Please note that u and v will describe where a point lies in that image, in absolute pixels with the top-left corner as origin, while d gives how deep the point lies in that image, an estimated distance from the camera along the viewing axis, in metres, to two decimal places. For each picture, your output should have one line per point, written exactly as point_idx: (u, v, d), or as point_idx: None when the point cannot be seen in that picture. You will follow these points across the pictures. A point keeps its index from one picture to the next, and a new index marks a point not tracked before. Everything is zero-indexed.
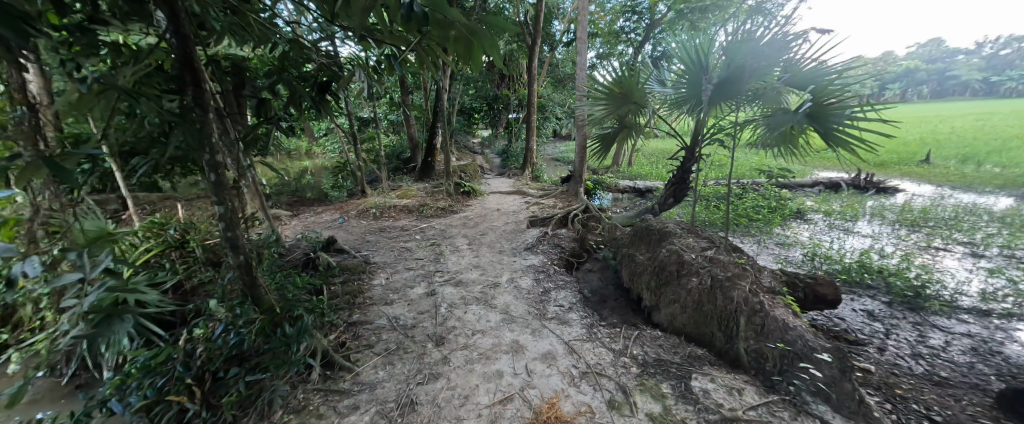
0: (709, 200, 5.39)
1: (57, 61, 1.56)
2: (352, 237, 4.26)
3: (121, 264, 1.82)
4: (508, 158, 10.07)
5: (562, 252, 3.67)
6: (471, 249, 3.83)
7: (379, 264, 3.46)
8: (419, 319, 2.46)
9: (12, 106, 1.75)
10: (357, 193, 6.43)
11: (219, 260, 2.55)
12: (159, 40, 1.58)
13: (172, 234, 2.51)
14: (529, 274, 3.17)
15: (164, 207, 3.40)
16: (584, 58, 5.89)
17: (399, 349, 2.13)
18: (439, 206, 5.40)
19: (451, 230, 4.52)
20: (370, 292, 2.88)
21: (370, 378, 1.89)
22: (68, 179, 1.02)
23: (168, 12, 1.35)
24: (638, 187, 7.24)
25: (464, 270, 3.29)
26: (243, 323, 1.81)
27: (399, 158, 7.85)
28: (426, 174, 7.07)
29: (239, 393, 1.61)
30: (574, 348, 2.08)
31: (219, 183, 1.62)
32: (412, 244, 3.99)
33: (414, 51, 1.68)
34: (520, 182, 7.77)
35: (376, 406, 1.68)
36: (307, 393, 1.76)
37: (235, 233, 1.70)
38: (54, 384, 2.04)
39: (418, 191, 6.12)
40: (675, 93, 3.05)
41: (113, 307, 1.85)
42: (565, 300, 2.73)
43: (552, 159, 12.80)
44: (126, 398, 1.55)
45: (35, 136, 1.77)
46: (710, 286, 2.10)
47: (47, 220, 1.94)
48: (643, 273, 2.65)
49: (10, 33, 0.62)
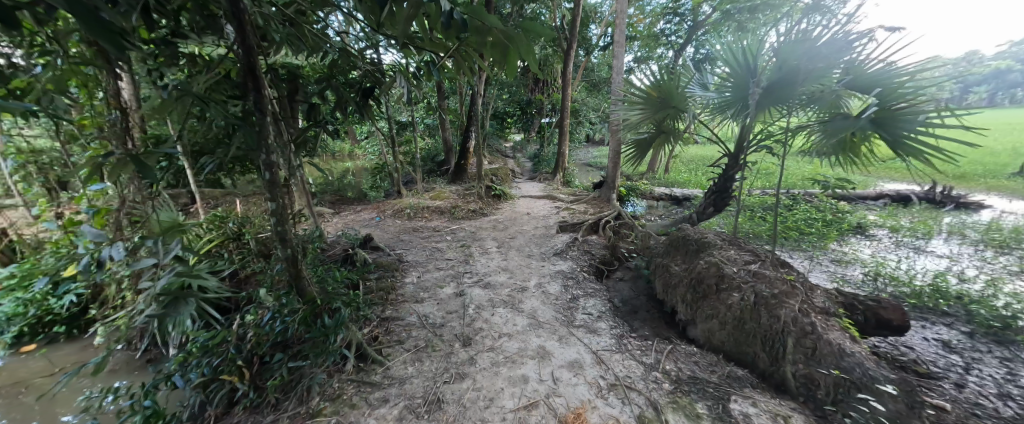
0: (754, 211, 5.05)
1: (146, 71, 1.77)
2: (387, 235, 4.45)
3: (187, 253, 2.00)
4: (540, 163, 10.04)
5: (592, 259, 3.58)
6: (500, 252, 3.86)
7: (411, 263, 3.56)
8: (448, 319, 2.51)
9: (109, 110, 2.00)
10: (393, 194, 6.68)
11: (270, 252, 2.75)
12: (227, 51, 1.75)
13: (231, 226, 2.73)
14: (557, 280, 3.13)
15: (224, 201, 3.74)
16: (621, 62, 5.76)
17: (428, 347, 2.18)
18: (470, 209, 5.50)
19: (481, 232, 4.57)
20: (402, 289, 2.98)
21: (400, 373, 1.95)
22: (148, 174, 1.15)
23: (237, 25, 1.50)
24: (674, 195, 6.92)
25: (492, 272, 3.32)
26: (289, 311, 1.93)
27: (434, 161, 8.10)
28: (459, 177, 7.25)
29: (282, 378, 1.74)
30: (602, 359, 2.03)
31: (272, 181, 1.76)
32: (443, 245, 4.09)
33: (452, 57, 1.71)
34: (551, 187, 7.71)
35: (404, 401, 1.73)
36: (342, 382, 1.84)
37: (285, 229, 1.83)
38: (129, 357, 2.30)
39: (451, 193, 6.26)
40: (719, 98, 2.90)
41: (180, 290, 2.06)
42: (594, 308, 2.67)
43: (584, 164, 12.59)
44: (187, 374, 1.72)
45: (125, 137, 2.01)
46: (753, 302, 1.96)
47: (131, 210, 2.20)
48: (679, 285, 2.52)
49: (115, 47, 0.71)
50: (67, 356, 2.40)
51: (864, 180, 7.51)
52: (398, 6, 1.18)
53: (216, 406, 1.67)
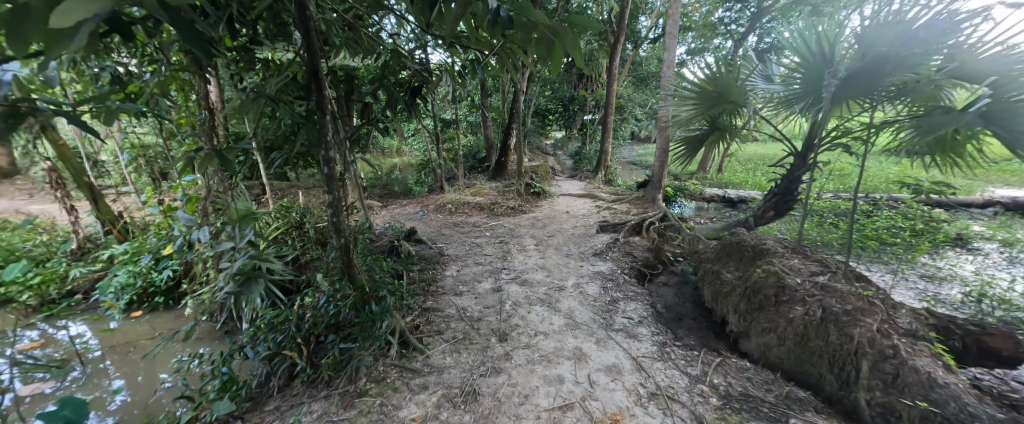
0: (824, 216, 4.55)
1: (229, 74, 1.99)
2: (430, 229, 4.63)
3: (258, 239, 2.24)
4: (580, 161, 9.84)
5: (633, 261, 3.44)
6: (538, 250, 3.85)
7: (451, 257, 3.67)
8: (485, 313, 2.55)
9: (199, 110, 2.28)
10: (436, 189, 6.92)
11: (326, 240, 2.98)
12: (293, 55, 1.92)
13: (294, 215, 3.01)
14: (596, 281, 3.06)
15: (289, 193, 4.12)
16: (673, 54, 5.44)
17: (465, 339, 2.24)
18: (509, 206, 5.53)
19: (520, 229, 4.59)
20: (442, 281, 3.09)
21: (439, 362, 2.02)
22: (230, 168, 1.30)
23: (304, 31, 1.63)
24: (728, 197, 6.43)
25: (530, 270, 3.32)
26: (341, 296, 2.09)
27: (475, 158, 8.25)
28: (500, 174, 7.34)
29: (334, 358, 1.90)
30: (642, 366, 1.95)
31: (330, 176, 1.90)
32: (482, 241, 4.17)
33: (497, 55, 1.71)
34: (592, 185, 7.53)
35: (442, 390, 1.80)
36: (386, 366, 1.96)
37: (340, 220, 1.98)
38: (211, 328, 2.62)
39: (491, 190, 6.35)
40: (785, 91, 2.60)
41: (252, 271, 2.31)
42: (635, 313, 2.56)
43: (628, 163, 12.10)
44: (256, 347, 1.93)
45: (212, 134, 2.29)
46: (820, 318, 1.76)
47: (216, 199, 2.50)
48: (730, 294, 2.33)
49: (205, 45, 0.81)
50: (164, 322, 2.80)
51: (967, 184, 6.44)
52: (447, 6, 1.20)
53: (279, 377, 1.86)
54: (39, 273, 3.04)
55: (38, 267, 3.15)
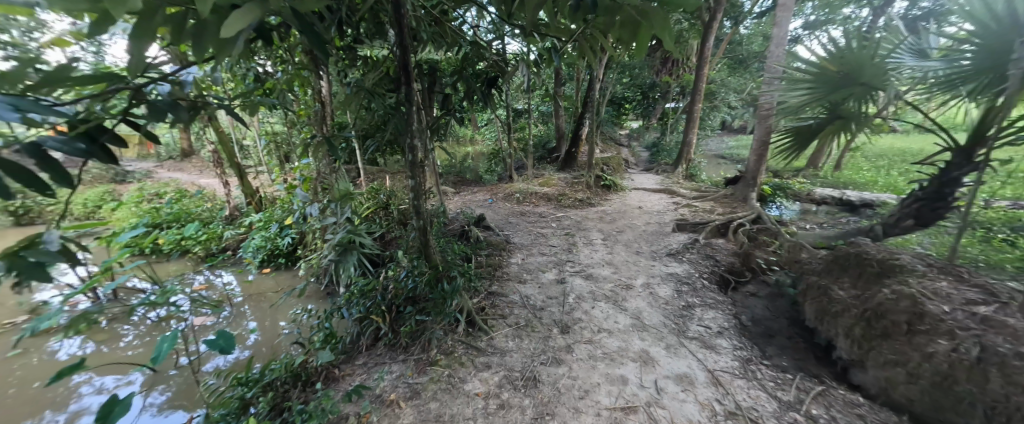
0: (992, 231, 3.52)
1: (337, 69, 2.27)
2: (498, 217, 4.77)
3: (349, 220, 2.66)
4: (658, 153, 9.13)
5: (715, 265, 3.11)
6: (606, 245, 3.71)
7: (517, 245, 3.75)
8: (547, 303, 2.57)
9: (315, 103, 2.67)
10: (505, 178, 7.09)
11: (407, 221, 3.28)
12: (386, 49, 2.09)
13: (382, 197, 3.37)
14: (669, 283, 2.85)
15: (378, 176, 4.62)
16: (784, 30, 4.67)
17: (528, 326, 2.29)
18: (577, 198, 5.41)
19: (587, 222, 4.46)
20: (507, 268, 3.18)
21: (502, 344, 2.11)
22: (335, 153, 1.50)
23: (398, 29, 1.78)
24: (845, 199, 5.38)
25: (596, 264, 3.22)
26: (418, 273, 2.31)
27: (545, 148, 8.20)
28: (569, 165, 7.19)
29: (411, 327, 2.11)
30: (719, 380, 1.77)
31: (414, 162, 2.09)
32: (548, 231, 4.17)
33: (577, 41, 1.65)
34: (670, 180, 6.95)
35: (504, 371, 1.88)
36: (454, 341, 2.10)
37: (421, 203, 2.16)
38: (317, 289, 3.11)
39: (559, 181, 6.27)
40: (949, 68, 2.00)
41: (348, 243, 2.72)
42: (714, 322, 2.33)
43: (716, 156, 10.84)
44: (350, 309, 2.25)
45: (322, 124, 2.67)
46: (975, 359, 1.39)
47: (323, 180, 2.92)
48: (842, 315, 1.96)
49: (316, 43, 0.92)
50: (284, 280, 3.42)
51: None
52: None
53: (367, 338, 2.14)
54: (205, 232, 3.94)
55: (205, 228, 4.07)
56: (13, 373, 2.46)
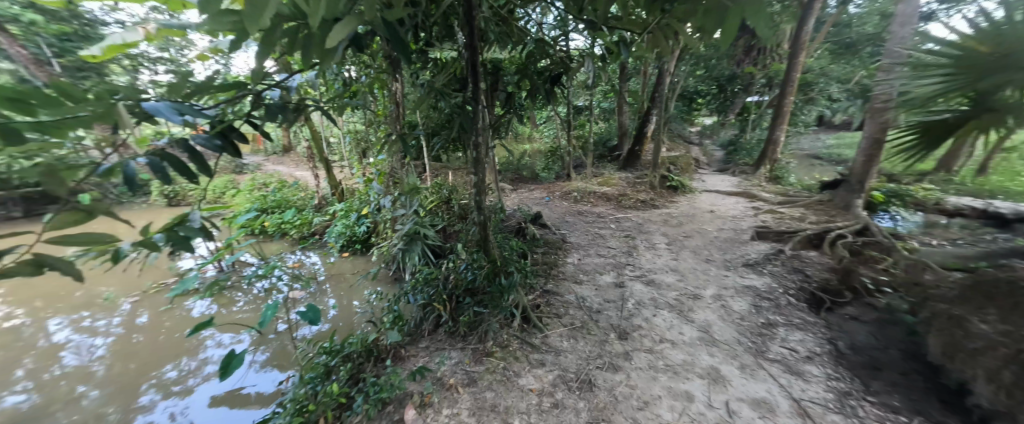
0: None
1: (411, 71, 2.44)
2: (554, 215, 4.73)
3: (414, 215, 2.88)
4: (735, 152, 8.25)
5: (803, 281, 2.72)
6: (670, 250, 3.46)
7: (573, 245, 3.69)
8: (605, 306, 2.48)
9: (390, 104, 2.90)
10: (563, 177, 7.00)
11: (467, 216, 3.42)
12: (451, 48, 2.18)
13: (444, 192, 3.54)
14: (744, 296, 2.57)
15: (442, 172, 4.88)
16: (912, 6, 3.87)
17: (584, 328, 2.24)
18: (640, 199, 5.12)
19: (650, 224, 4.21)
20: (563, 267, 3.14)
21: (557, 344, 2.09)
22: None
23: (469, 31, 1.86)
24: (992, 211, 4.31)
25: (659, 270, 3.03)
26: (477, 266, 2.39)
27: (606, 146, 7.90)
28: (632, 164, 6.84)
29: (470, 317, 2.20)
30: (806, 412, 1.56)
31: (478, 160, 2.17)
32: (607, 232, 4.02)
33: (650, 33, 1.56)
34: (750, 182, 6.24)
35: (558, 371, 1.86)
36: (510, 335, 2.15)
37: (482, 199, 2.23)
38: (386, 274, 3.40)
39: (620, 180, 6.01)
40: None
41: (415, 234, 2.92)
42: (801, 344, 2.05)
43: (808, 156, 9.46)
44: (415, 295, 2.43)
45: (397, 123, 2.89)
46: None
47: (394, 175, 3.17)
48: (980, 354, 1.53)
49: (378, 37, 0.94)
50: (360, 265, 3.80)
51: None
52: None
53: (429, 323, 2.29)
54: (299, 218, 4.54)
55: (298, 214, 4.69)
56: (164, 323, 3.12)
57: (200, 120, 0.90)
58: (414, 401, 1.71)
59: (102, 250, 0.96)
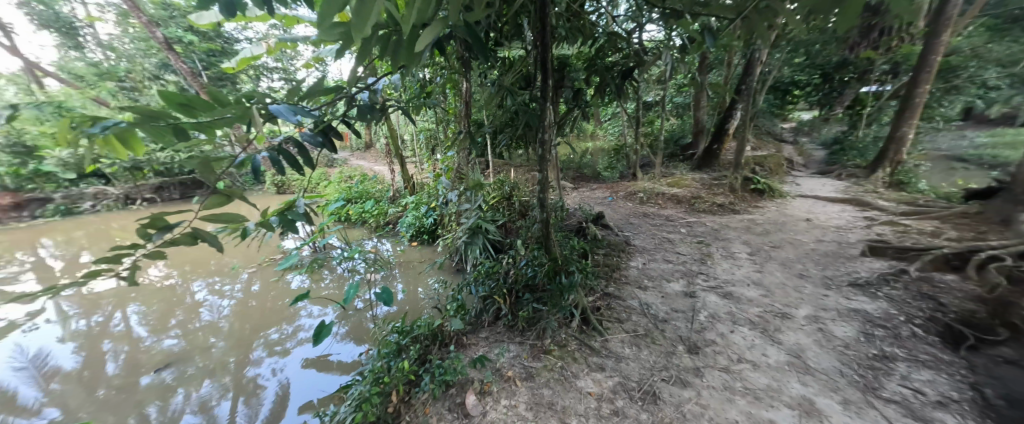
0: None
1: (481, 70, 2.53)
2: (617, 216, 4.53)
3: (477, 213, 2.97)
4: (841, 152, 7.04)
5: (935, 309, 2.21)
6: (752, 260, 3.09)
7: (637, 248, 3.49)
8: (672, 316, 2.32)
9: (460, 103, 3.04)
10: (628, 176, 6.66)
11: (527, 212, 3.45)
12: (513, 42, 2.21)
13: (506, 188, 3.60)
14: (850, 320, 2.18)
15: (503, 169, 4.99)
16: None
17: (648, 336, 2.12)
18: (716, 202, 4.65)
19: (727, 231, 3.79)
20: (626, 270, 3.00)
21: (618, 349, 2.01)
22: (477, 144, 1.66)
23: (542, 29, 1.87)
24: None
25: (738, 281, 2.72)
26: (537, 263, 2.41)
27: (678, 144, 7.31)
28: (708, 163, 6.24)
29: (529, 313, 2.23)
30: None
31: (543, 157, 2.17)
32: (676, 237, 3.73)
33: (743, 18, 1.39)
34: (860, 187, 5.27)
35: (619, 379, 1.79)
36: (568, 335, 2.12)
37: (545, 196, 2.23)
38: (449, 265, 3.59)
39: (694, 181, 5.52)
40: None
41: (477, 229, 3.03)
42: (929, 386, 1.68)
43: (944, 158, 7.69)
44: (477, 287, 2.54)
45: (465, 121, 3.02)
46: None
47: (460, 171, 3.32)
48: None
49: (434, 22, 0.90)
50: (427, 254, 4.08)
51: None
52: None
53: (488, 315, 2.37)
54: (376, 209, 5.01)
55: (376, 205, 5.17)
56: (271, 293, 3.70)
57: (304, 118, 1.07)
58: (475, 387, 1.80)
59: (231, 227, 1.18)
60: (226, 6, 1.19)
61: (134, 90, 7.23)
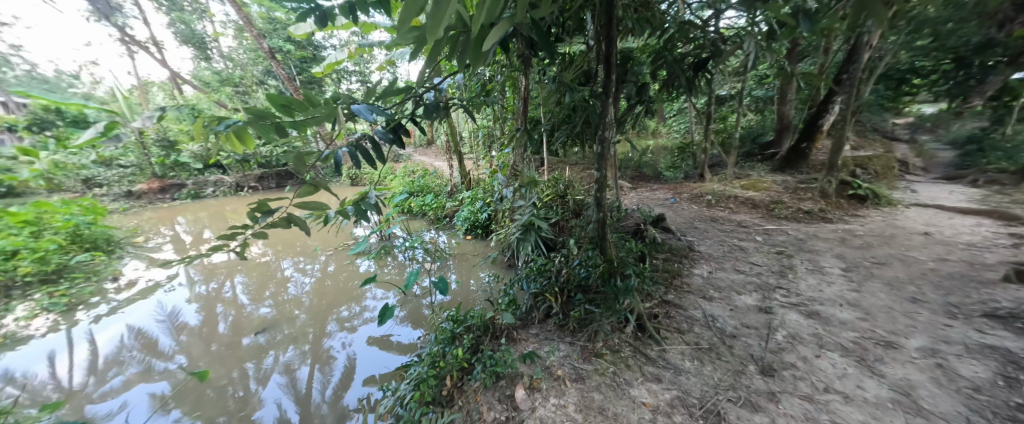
0: None
1: (541, 66, 2.52)
2: (680, 219, 4.22)
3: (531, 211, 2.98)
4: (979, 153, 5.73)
5: None
6: (847, 276, 2.66)
7: (703, 254, 3.22)
8: (742, 331, 2.10)
9: (519, 100, 3.06)
10: (694, 177, 6.16)
11: (581, 212, 3.37)
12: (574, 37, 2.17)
13: (561, 186, 3.56)
14: (985, 359, 1.76)
15: (558, 167, 4.93)
16: None
17: (713, 351, 1.95)
18: (801, 209, 4.09)
19: (815, 242, 3.31)
20: (688, 278, 2.78)
21: (677, 361, 1.88)
22: None
23: (607, 23, 1.81)
24: None
25: (827, 299, 2.36)
26: (591, 263, 2.35)
27: (756, 142, 6.57)
28: (793, 164, 5.51)
29: (581, 314, 2.19)
30: None
31: (603, 155, 2.10)
32: (749, 245, 3.36)
33: None
34: (1006, 196, 4.24)
35: (677, 393, 1.67)
36: (621, 341, 2.03)
37: (602, 196, 2.16)
38: (502, 260, 3.66)
39: (773, 184, 4.92)
40: None
41: (530, 226, 3.04)
42: None
43: None
44: (529, 283, 2.56)
45: (523, 118, 3.04)
46: None
47: (515, 167, 3.36)
48: None
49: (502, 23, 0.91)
50: (480, 248, 4.20)
51: None
52: None
53: (539, 312, 2.37)
54: (435, 202, 5.29)
55: (435, 199, 5.46)
56: (344, 274, 4.11)
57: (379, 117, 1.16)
58: (524, 382, 1.82)
59: (317, 213, 1.34)
60: (319, 18, 1.35)
61: (245, 94, 8.52)
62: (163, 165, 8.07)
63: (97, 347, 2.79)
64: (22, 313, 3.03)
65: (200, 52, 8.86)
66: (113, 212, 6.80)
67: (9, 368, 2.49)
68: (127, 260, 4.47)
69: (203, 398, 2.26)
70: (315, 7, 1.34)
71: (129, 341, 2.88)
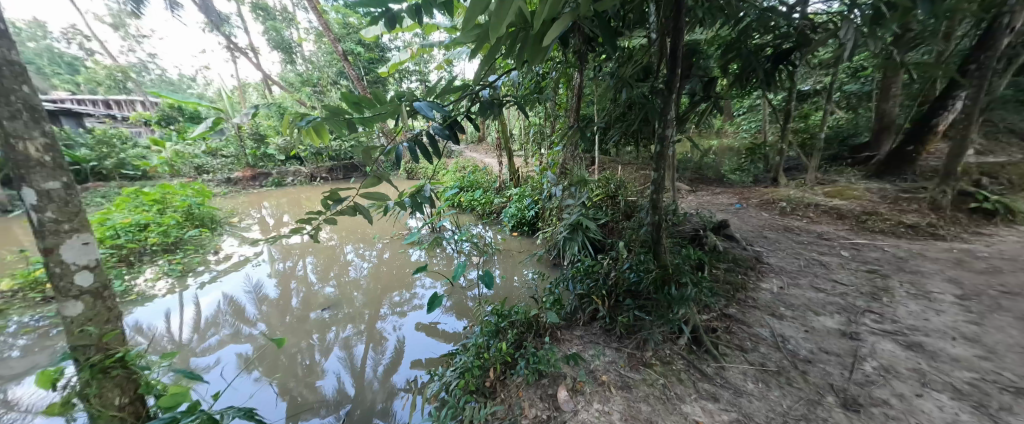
0: None
1: (598, 61, 2.43)
2: (747, 227, 3.84)
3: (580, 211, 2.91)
4: None
5: None
6: (964, 305, 2.22)
7: (772, 267, 2.91)
8: (819, 357, 1.85)
9: (572, 97, 3.00)
10: (765, 180, 5.58)
11: (633, 214, 3.21)
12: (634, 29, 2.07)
13: (612, 185, 3.42)
14: None
15: (610, 166, 4.75)
16: None
17: (781, 374, 1.75)
18: (903, 222, 3.50)
19: (920, 261, 2.81)
20: (754, 292, 2.53)
21: (737, 381, 1.72)
22: None
23: (675, 14, 1.70)
24: None
25: (934, 330, 1.99)
26: (643, 269, 2.23)
27: (846, 144, 5.74)
28: (894, 169, 4.73)
29: (629, 320, 2.10)
30: None
31: (661, 154, 1.97)
32: (832, 261, 2.96)
33: None
34: None
35: (737, 415, 1.53)
36: (674, 352, 1.92)
37: (658, 198, 2.04)
38: (547, 258, 3.63)
39: (865, 192, 4.28)
40: None
41: (579, 226, 2.97)
42: None
43: None
44: (575, 284, 2.51)
45: (575, 115, 2.98)
46: None
47: (565, 165, 3.30)
48: None
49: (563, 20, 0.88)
50: (527, 245, 4.21)
51: None
52: None
53: (584, 314, 2.32)
54: (484, 198, 5.40)
55: (484, 194, 5.58)
56: (398, 262, 4.38)
57: (437, 114, 1.20)
58: (566, 383, 1.80)
59: (379, 203, 1.44)
60: (389, 21, 1.43)
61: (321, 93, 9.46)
62: (254, 156, 9.31)
63: (201, 309, 3.29)
64: (150, 275, 3.67)
65: (287, 57, 10.00)
66: (216, 195, 7.96)
67: (139, 319, 3.03)
68: (225, 237, 5.22)
69: (278, 362, 2.55)
70: (384, 11, 1.42)
71: (224, 306, 3.36)
